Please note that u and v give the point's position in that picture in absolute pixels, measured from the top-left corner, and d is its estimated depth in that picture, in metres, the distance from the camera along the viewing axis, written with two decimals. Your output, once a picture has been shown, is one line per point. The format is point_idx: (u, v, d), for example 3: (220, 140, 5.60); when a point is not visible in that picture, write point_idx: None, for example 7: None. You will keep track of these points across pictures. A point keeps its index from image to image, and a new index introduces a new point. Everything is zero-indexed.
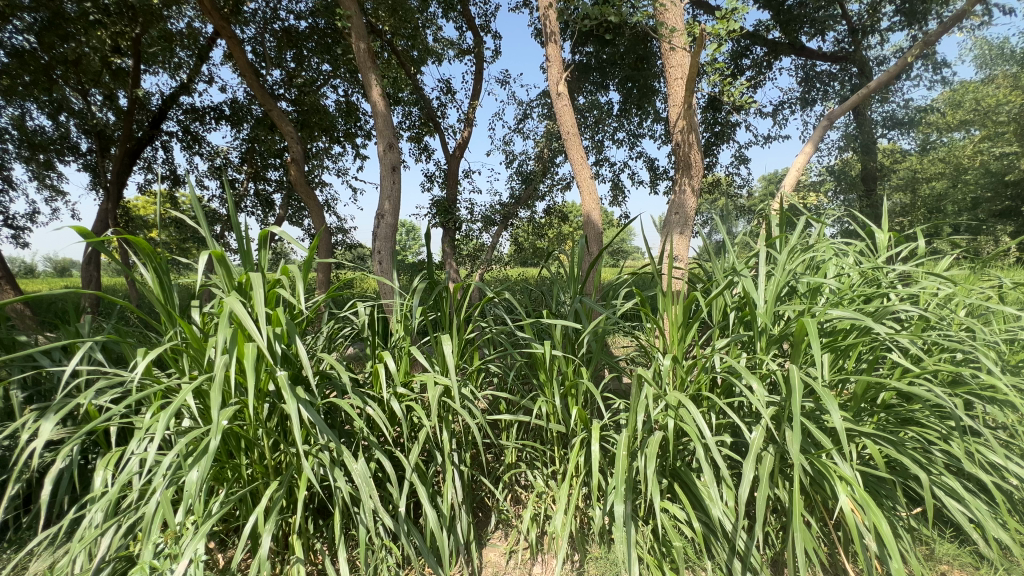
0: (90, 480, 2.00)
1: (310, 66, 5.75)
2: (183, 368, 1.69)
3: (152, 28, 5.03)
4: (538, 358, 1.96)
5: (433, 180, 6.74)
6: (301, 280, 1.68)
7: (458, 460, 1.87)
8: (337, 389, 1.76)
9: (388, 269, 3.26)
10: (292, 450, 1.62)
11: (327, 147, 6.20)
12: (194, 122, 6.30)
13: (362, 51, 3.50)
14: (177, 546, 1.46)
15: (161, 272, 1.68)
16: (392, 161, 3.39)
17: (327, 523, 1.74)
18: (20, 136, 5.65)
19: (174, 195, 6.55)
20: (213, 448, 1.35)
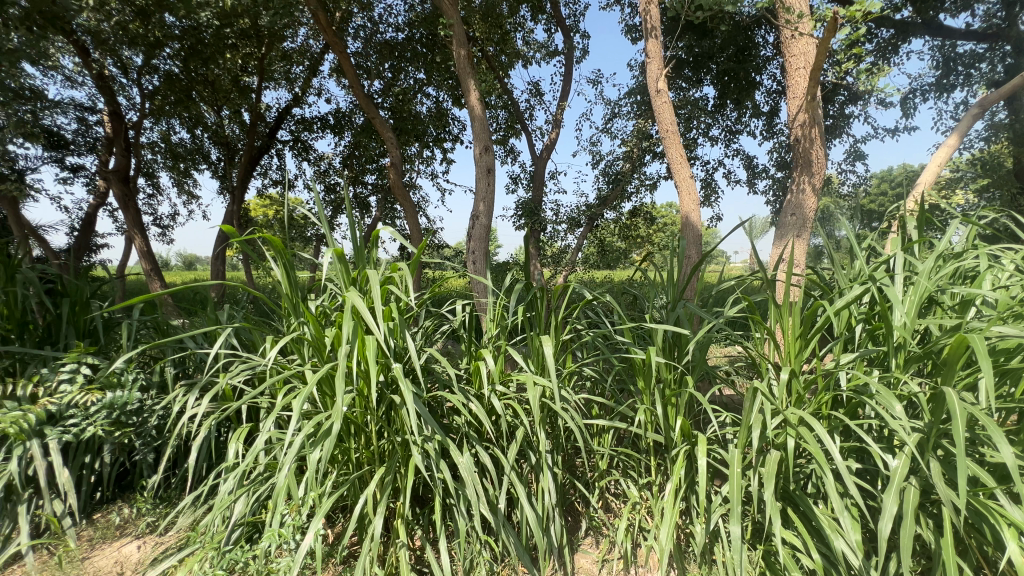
0: (223, 452, 2.26)
1: (407, 76, 6.06)
2: (305, 355, 1.84)
3: (272, 48, 5.59)
4: (637, 364, 1.90)
5: (518, 182, 6.82)
6: (409, 277, 1.78)
7: (552, 461, 1.87)
8: (441, 383, 1.83)
9: (482, 269, 3.37)
10: (399, 437, 1.71)
11: (419, 151, 6.50)
12: (304, 132, 6.92)
13: (462, 58, 3.63)
14: (299, 518, 1.60)
15: (289, 267, 1.86)
16: (488, 163, 3.49)
17: (426, 511, 1.81)
18: (166, 148, 6.54)
19: (285, 198, 7.22)
20: (336, 431, 1.47)
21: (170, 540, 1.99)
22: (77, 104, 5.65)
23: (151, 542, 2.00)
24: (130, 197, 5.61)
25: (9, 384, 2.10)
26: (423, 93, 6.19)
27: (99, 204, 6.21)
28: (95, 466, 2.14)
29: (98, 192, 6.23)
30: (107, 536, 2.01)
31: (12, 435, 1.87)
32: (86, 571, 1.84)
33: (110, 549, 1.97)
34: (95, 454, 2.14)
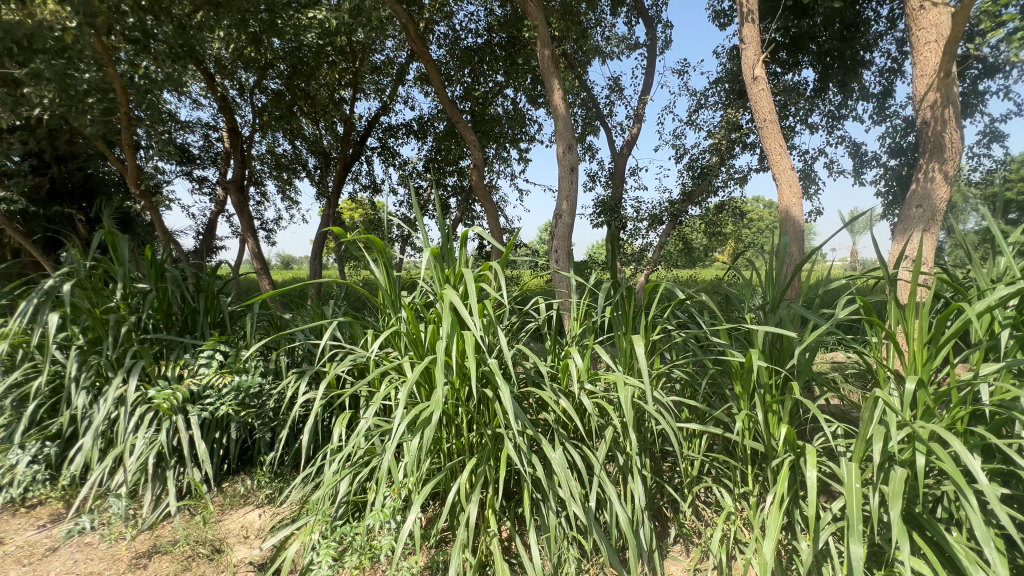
0: (328, 434, 2.47)
1: (486, 79, 6.22)
2: (403, 348, 1.96)
3: (364, 62, 5.98)
4: (734, 367, 1.81)
5: (596, 179, 6.75)
6: (499, 275, 1.83)
7: (641, 464, 1.83)
8: (529, 379, 1.86)
9: (565, 264, 3.71)
10: (490, 430, 1.77)
11: (497, 152, 6.64)
12: (390, 138, 7.34)
13: (546, 57, 3.73)
14: (398, 501, 1.71)
15: (388, 265, 1.99)
16: (571, 161, 3.72)
17: (514, 505, 1.85)
18: (273, 159, 7.25)
19: (373, 201, 7.71)
20: (436, 420, 1.55)
21: (285, 511, 2.22)
22: (204, 123, 6.44)
23: (269, 511, 2.24)
24: (245, 204, 6.30)
25: (160, 366, 2.46)
26: (502, 96, 6.30)
27: (219, 211, 7.03)
28: (224, 441, 2.43)
29: (218, 200, 7.05)
30: (233, 503, 2.28)
31: (163, 410, 2.18)
32: (219, 531, 2.10)
33: (237, 515, 2.22)
34: (224, 430, 2.43)
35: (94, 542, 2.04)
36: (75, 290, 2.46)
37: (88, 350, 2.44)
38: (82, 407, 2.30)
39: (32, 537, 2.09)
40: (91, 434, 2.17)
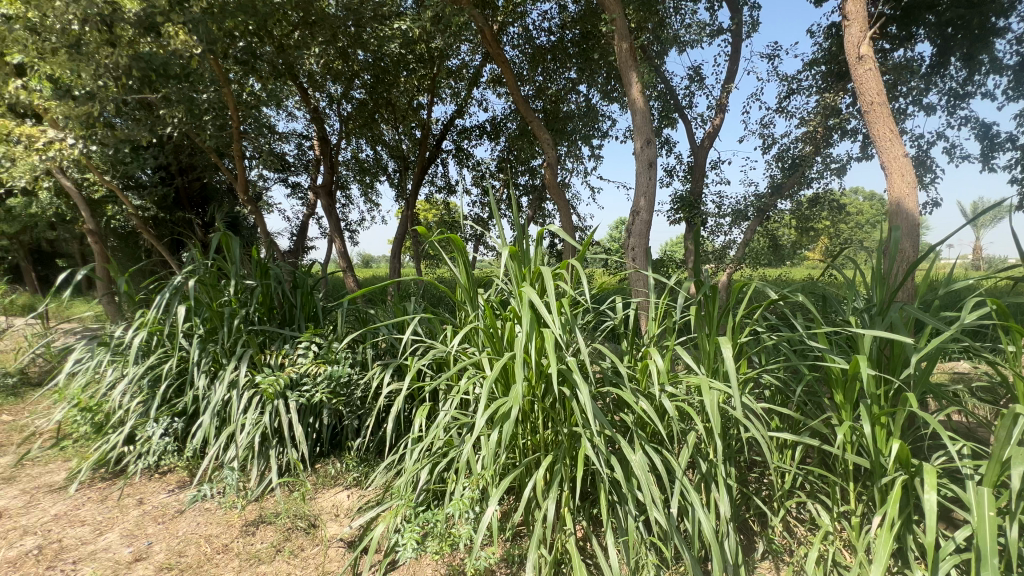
0: (409, 425, 2.60)
1: (559, 77, 6.20)
2: (481, 344, 2.01)
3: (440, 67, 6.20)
4: (835, 375, 1.66)
5: (674, 174, 6.49)
6: (577, 274, 1.82)
7: (726, 472, 1.74)
8: (607, 378, 1.83)
9: (642, 262, 3.71)
10: (567, 428, 1.76)
11: (570, 149, 6.59)
12: (464, 140, 7.54)
13: (624, 51, 3.73)
14: (476, 492, 1.75)
15: (467, 263, 2.05)
16: (649, 156, 3.71)
17: (590, 505, 1.82)
18: (357, 164, 7.73)
19: (448, 202, 7.97)
20: (515, 415, 1.57)
21: (371, 494, 2.36)
22: (298, 134, 7.02)
23: (357, 493, 2.39)
24: (334, 207, 6.79)
25: (265, 355, 2.72)
26: (574, 92, 6.25)
27: (311, 214, 7.62)
28: (317, 426, 2.63)
29: (310, 203, 7.65)
30: (326, 483, 2.47)
31: (267, 394, 2.41)
32: (313, 508, 2.28)
33: (329, 494, 2.40)
34: (317, 416, 2.64)
35: (212, 508, 2.31)
36: (197, 286, 2.80)
37: (207, 338, 2.75)
38: (202, 389, 2.61)
39: (164, 499, 2.41)
40: (209, 413, 2.45)
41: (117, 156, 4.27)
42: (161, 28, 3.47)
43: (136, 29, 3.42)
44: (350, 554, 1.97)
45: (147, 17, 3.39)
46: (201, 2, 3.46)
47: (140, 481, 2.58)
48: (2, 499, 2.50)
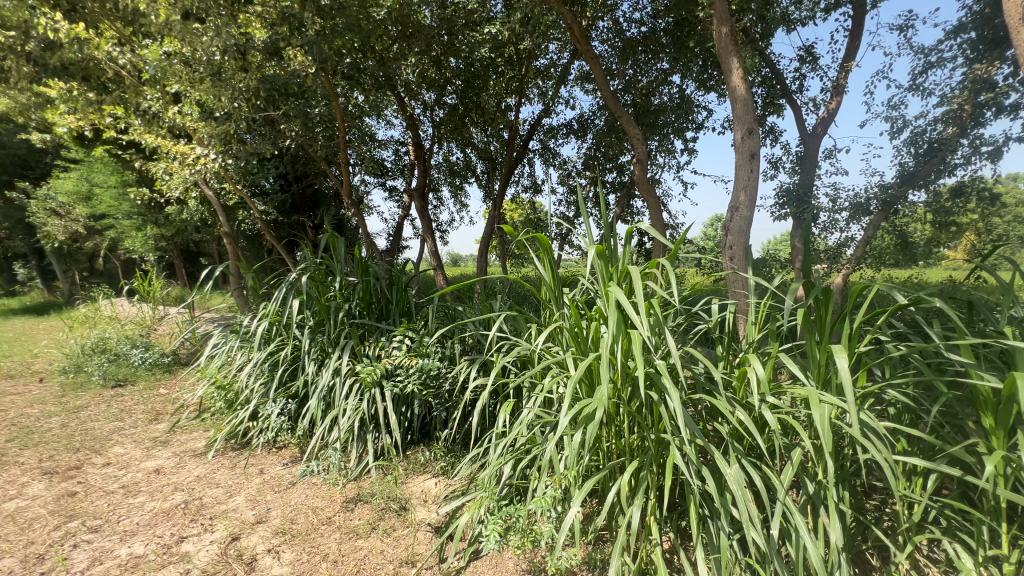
0: (494, 420, 2.66)
1: (650, 69, 5.98)
2: (565, 344, 2.00)
3: (529, 68, 6.27)
4: (984, 396, 1.41)
5: (780, 165, 5.95)
6: (668, 274, 1.74)
7: (839, 497, 1.56)
8: (699, 384, 1.72)
9: (741, 262, 3.45)
10: (654, 434, 1.68)
11: (661, 144, 6.32)
12: (550, 139, 7.53)
13: (724, 35, 3.49)
14: (558, 492, 1.75)
15: (553, 261, 2.04)
16: (751, 147, 3.45)
17: (678, 516, 1.73)
18: (448, 167, 8.07)
19: (534, 201, 8.02)
20: (599, 417, 1.54)
21: (456, 483, 2.45)
22: (396, 140, 7.49)
23: (443, 481, 2.50)
24: (426, 209, 7.16)
25: (365, 346, 2.94)
26: (667, 84, 5.97)
27: (406, 215, 8.10)
28: (409, 415, 2.79)
29: (405, 206, 8.13)
30: (415, 470, 2.61)
31: (366, 383, 2.61)
32: (404, 491, 2.43)
33: (419, 480, 2.54)
34: (409, 406, 2.80)
35: (318, 483, 2.55)
36: (308, 282, 3.10)
37: (316, 329, 3.04)
38: (312, 375, 2.89)
39: (280, 471, 2.71)
40: (317, 397, 2.71)
41: (247, 168, 4.88)
42: (283, 52, 3.94)
43: (264, 56, 3.89)
44: (436, 539, 2.06)
45: (272, 44, 3.86)
46: (315, 25, 3.83)
47: (262, 453, 2.92)
48: (160, 459, 2.98)
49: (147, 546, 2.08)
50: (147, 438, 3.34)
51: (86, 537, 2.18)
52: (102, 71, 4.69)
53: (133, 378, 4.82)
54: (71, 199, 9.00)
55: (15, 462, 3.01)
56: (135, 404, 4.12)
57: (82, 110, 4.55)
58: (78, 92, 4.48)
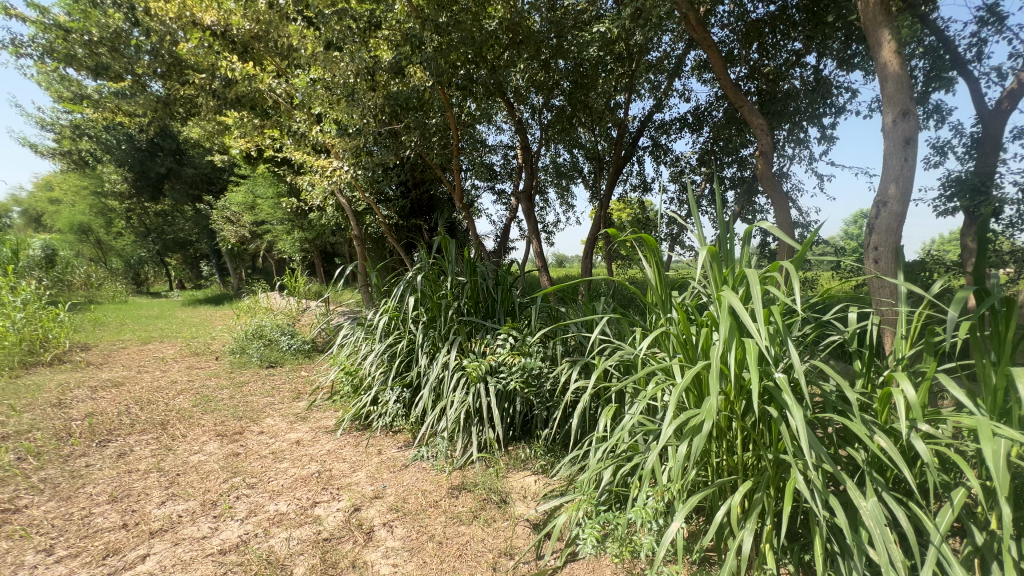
0: (595, 423, 2.63)
1: (780, 52, 5.43)
2: (672, 351, 1.90)
3: (640, 63, 6.06)
4: None
5: (947, 150, 5.02)
6: (792, 278, 1.56)
7: (1020, 555, 1.28)
8: (829, 404, 1.52)
9: (890, 266, 2.98)
10: (772, 454, 1.53)
11: (791, 133, 5.69)
12: (662, 135, 7.17)
13: (872, 5, 3.06)
14: (661, 504, 1.67)
15: (660, 264, 1.95)
16: (906, 132, 2.97)
17: (800, 549, 1.56)
18: (555, 168, 8.11)
19: (644, 201, 7.72)
20: (707, 430, 1.44)
21: (555, 483, 2.47)
22: (505, 145, 7.75)
23: (543, 480, 2.53)
24: (533, 211, 7.29)
25: (472, 343, 3.09)
26: (800, 66, 5.36)
27: (513, 218, 8.32)
28: (511, 412, 2.87)
29: (512, 208, 8.36)
30: (516, 466, 2.68)
31: (472, 377, 2.74)
32: (505, 485, 2.51)
33: (519, 476, 2.60)
34: (512, 403, 2.87)
35: (427, 468, 2.75)
36: (423, 281, 3.35)
37: (428, 325, 3.27)
38: (424, 367, 3.12)
39: (395, 453, 2.97)
40: (428, 387, 2.91)
41: (374, 177, 5.41)
42: (406, 70, 4.32)
43: (389, 75, 4.29)
44: (534, 535, 2.10)
45: (396, 64, 4.25)
46: (433, 42, 4.10)
47: (380, 436, 3.23)
48: (300, 432, 3.45)
49: (289, 505, 2.41)
50: (291, 413, 3.88)
51: (245, 491, 2.60)
52: (265, 100, 5.56)
53: (282, 361, 5.63)
54: (241, 208, 10.78)
55: (198, 423, 3.70)
56: (283, 384, 4.81)
57: (249, 134, 5.44)
58: (247, 119, 5.36)
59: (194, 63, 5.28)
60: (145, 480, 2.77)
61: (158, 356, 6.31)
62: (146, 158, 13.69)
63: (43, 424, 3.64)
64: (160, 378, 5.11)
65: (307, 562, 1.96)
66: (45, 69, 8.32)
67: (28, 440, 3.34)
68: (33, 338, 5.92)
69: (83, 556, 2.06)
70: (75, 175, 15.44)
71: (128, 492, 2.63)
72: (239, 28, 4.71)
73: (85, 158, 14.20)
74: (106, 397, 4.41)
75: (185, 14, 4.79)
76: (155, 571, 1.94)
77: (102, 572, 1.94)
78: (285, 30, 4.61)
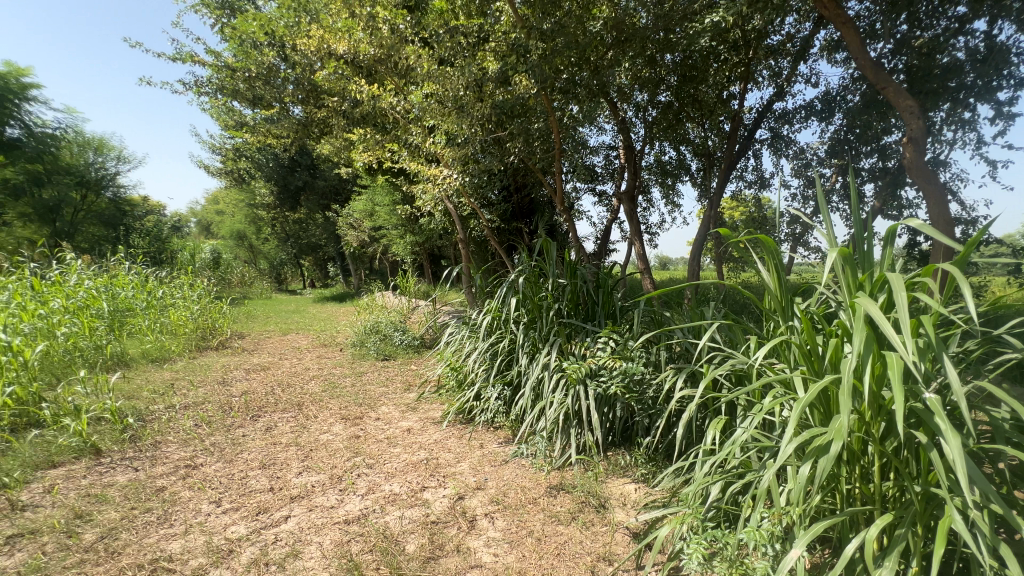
0: (702, 435, 2.49)
1: (936, 20, 4.66)
2: (794, 362, 1.73)
3: (758, 49, 5.57)
4: None
5: None
6: (951, 284, 1.33)
7: None
8: (999, 433, 1.29)
9: None
10: (920, 486, 1.33)
11: (951, 113, 4.84)
12: (783, 126, 6.52)
13: None
14: (778, 528, 1.53)
15: (779, 266, 1.78)
16: None
17: None
18: (660, 167, 7.77)
19: (761, 198, 7.09)
20: (836, 452, 1.29)
21: (657, 494, 2.37)
22: (607, 146, 7.61)
23: (643, 489, 2.45)
24: (635, 212, 7.08)
25: (572, 345, 3.10)
26: (965, 33, 4.54)
27: (614, 219, 8.15)
28: (611, 417, 2.82)
29: (613, 209, 8.19)
30: (615, 472, 2.63)
31: (572, 379, 2.75)
32: (604, 490, 2.48)
33: (619, 482, 2.54)
34: (612, 408, 2.81)
35: (526, 465, 2.83)
36: (525, 283, 3.45)
37: (529, 326, 3.35)
38: (524, 367, 3.20)
39: (495, 448, 3.09)
40: (529, 387, 2.98)
41: (479, 183, 5.67)
42: (511, 79, 4.48)
43: (495, 85, 4.48)
44: (634, 544, 2.04)
45: (502, 74, 4.42)
46: (538, 50, 4.20)
47: (482, 430, 3.39)
48: (410, 421, 3.74)
49: (401, 487, 2.63)
50: (403, 403, 4.23)
51: (365, 470, 2.89)
52: (385, 117, 6.13)
53: (395, 355, 6.14)
54: (362, 215, 11.94)
55: (326, 406, 4.20)
56: (395, 375, 5.26)
57: (372, 148, 6.02)
58: (370, 135, 5.95)
59: (329, 89, 5.99)
60: (286, 452, 3.21)
61: (295, 346, 7.25)
62: (288, 173, 15.81)
63: (212, 398, 4.40)
64: (297, 365, 5.88)
65: (417, 540, 2.12)
66: (217, 103, 10.02)
67: (202, 410, 4.05)
68: (205, 326, 7.16)
69: (241, 510, 2.46)
70: (235, 190, 18.30)
71: (273, 461, 3.07)
72: (365, 55, 5.24)
73: (242, 175, 16.74)
74: (256, 379, 5.18)
75: (323, 47, 5.47)
76: (295, 530, 2.24)
77: (256, 525, 2.30)
78: (402, 52, 5.05)
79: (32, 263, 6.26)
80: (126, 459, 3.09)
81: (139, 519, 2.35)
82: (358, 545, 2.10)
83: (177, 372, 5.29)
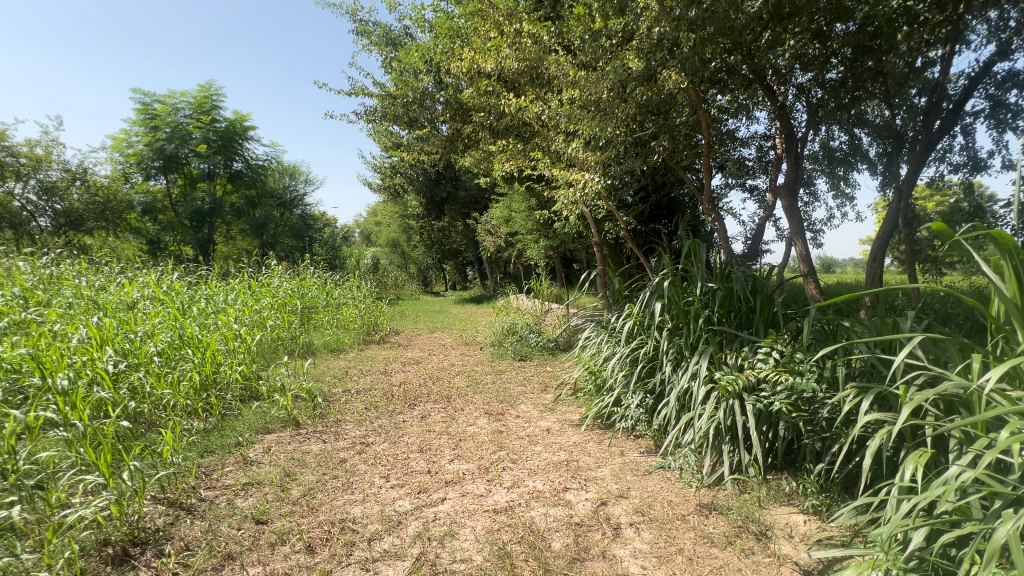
0: (895, 469, 2.11)
1: None
2: None
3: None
4: None
5: None
6: None
7: None
8: None
9: None
10: None
11: None
12: (1010, 91, 5.14)
13: None
14: None
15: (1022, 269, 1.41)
16: None
17: None
18: (826, 154, 6.73)
19: (973, 184, 5.71)
20: None
21: (834, 531, 2.07)
22: (760, 135, 6.83)
23: (815, 522, 2.15)
24: (796, 207, 6.24)
25: (725, 354, 2.87)
26: None
27: (768, 216, 7.30)
28: (772, 437, 2.54)
29: (767, 205, 7.34)
30: (778, 498, 2.36)
31: (726, 391, 2.54)
32: (766, 517, 2.24)
33: (783, 511, 2.28)
34: (773, 427, 2.53)
35: (672, 478, 2.70)
36: (669, 286, 3.28)
37: (674, 333, 3.18)
38: (669, 375, 3.05)
39: (637, 457, 3.01)
40: (675, 396, 2.83)
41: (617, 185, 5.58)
42: (659, 75, 4.30)
43: (638, 84, 4.37)
44: None
45: (647, 71, 4.28)
46: (689, 41, 3.98)
47: (622, 438, 3.32)
48: (549, 421, 3.82)
49: (544, 485, 2.71)
50: (541, 403, 4.34)
51: (509, 464, 3.04)
52: (524, 126, 6.39)
53: (531, 355, 6.33)
54: (500, 222, 12.56)
55: (471, 401, 4.52)
56: (532, 376, 5.42)
57: (513, 157, 6.30)
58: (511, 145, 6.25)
59: (475, 105, 6.45)
60: (439, 440, 3.53)
61: (440, 343, 7.94)
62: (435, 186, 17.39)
63: (378, 385, 5.04)
64: (444, 360, 6.43)
65: (562, 539, 2.16)
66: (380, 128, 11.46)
67: (370, 396, 4.67)
68: (370, 322, 8.23)
69: (406, 487, 2.77)
70: (391, 203, 20.69)
71: (429, 447, 3.40)
72: (509, 69, 5.53)
73: (398, 190, 18.91)
74: (410, 371, 5.79)
75: (472, 67, 5.91)
76: (451, 512, 2.45)
77: (418, 502, 2.56)
78: (544, 62, 5.22)
79: (251, 268, 7.87)
80: (317, 432, 3.70)
81: (329, 483, 2.80)
82: (507, 534, 2.22)
83: (350, 361, 6.19)
